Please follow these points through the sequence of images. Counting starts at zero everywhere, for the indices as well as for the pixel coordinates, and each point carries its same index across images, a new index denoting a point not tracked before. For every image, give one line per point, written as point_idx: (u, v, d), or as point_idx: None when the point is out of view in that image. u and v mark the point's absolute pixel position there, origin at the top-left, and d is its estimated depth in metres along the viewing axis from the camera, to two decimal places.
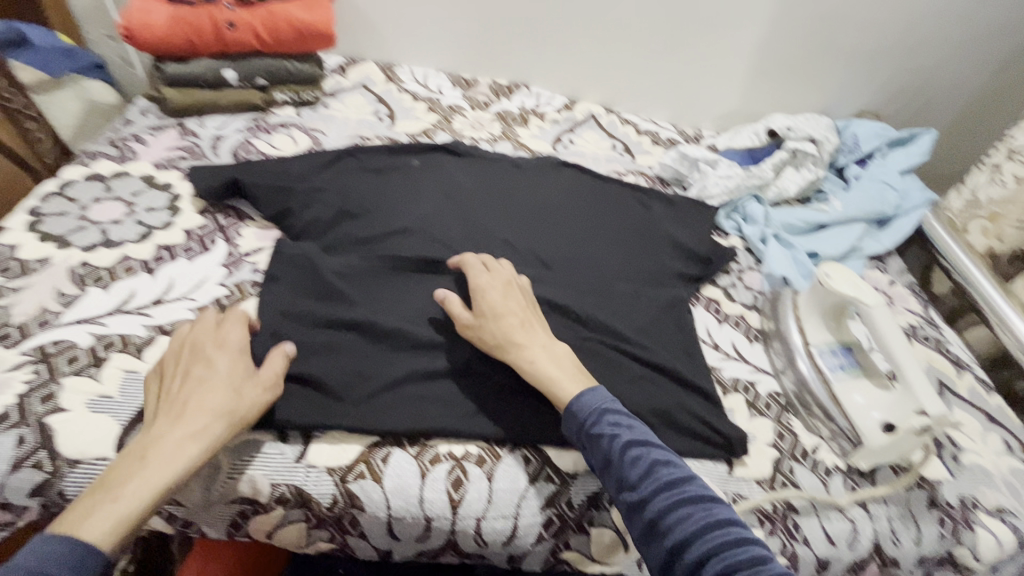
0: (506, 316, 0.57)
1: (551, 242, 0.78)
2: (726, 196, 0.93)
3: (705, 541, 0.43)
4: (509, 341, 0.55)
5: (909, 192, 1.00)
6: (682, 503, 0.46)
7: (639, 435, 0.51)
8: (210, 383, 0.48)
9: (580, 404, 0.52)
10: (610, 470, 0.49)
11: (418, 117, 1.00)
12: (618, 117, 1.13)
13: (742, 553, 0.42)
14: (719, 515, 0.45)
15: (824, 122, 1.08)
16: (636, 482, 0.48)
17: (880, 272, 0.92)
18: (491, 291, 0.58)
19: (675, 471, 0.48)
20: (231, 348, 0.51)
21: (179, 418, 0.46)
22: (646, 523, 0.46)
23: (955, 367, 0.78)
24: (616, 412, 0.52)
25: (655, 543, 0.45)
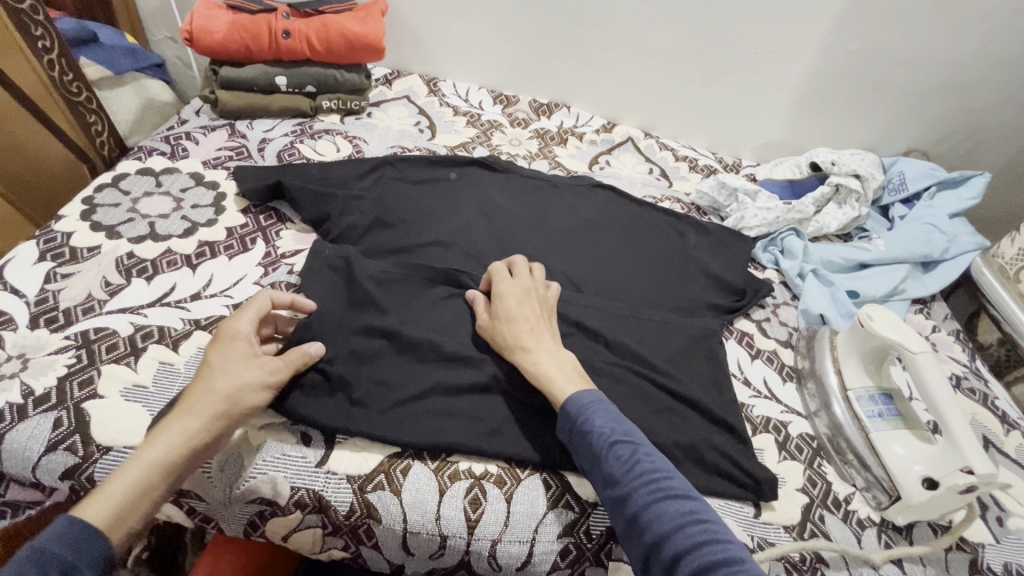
0: (518, 320, 0.57)
1: (583, 264, 0.77)
2: (764, 228, 0.91)
3: (682, 539, 0.43)
4: (516, 345, 0.56)
5: (958, 235, 0.96)
6: (662, 500, 0.45)
7: (626, 432, 0.50)
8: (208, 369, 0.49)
9: (570, 403, 0.52)
10: (596, 466, 0.49)
11: (458, 130, 1.02)
12: (656, 142, 1.13)
13: (718, 552, 0.41)
14: (699, 514, 0.45)
15: (869, 159, 1.06)
16: (619, 478, 0.47)
17: (923, 317, 0.89)
18: (508, 294, 0.59)
19: (659, 469, 0.48)
20: (236, 334, 0.51)
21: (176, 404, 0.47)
22: (627, 519, 0.46)
23: (1001, 424, 0.74)
24: (604, 408, 0.52)
25: (636, 540, 0.45)
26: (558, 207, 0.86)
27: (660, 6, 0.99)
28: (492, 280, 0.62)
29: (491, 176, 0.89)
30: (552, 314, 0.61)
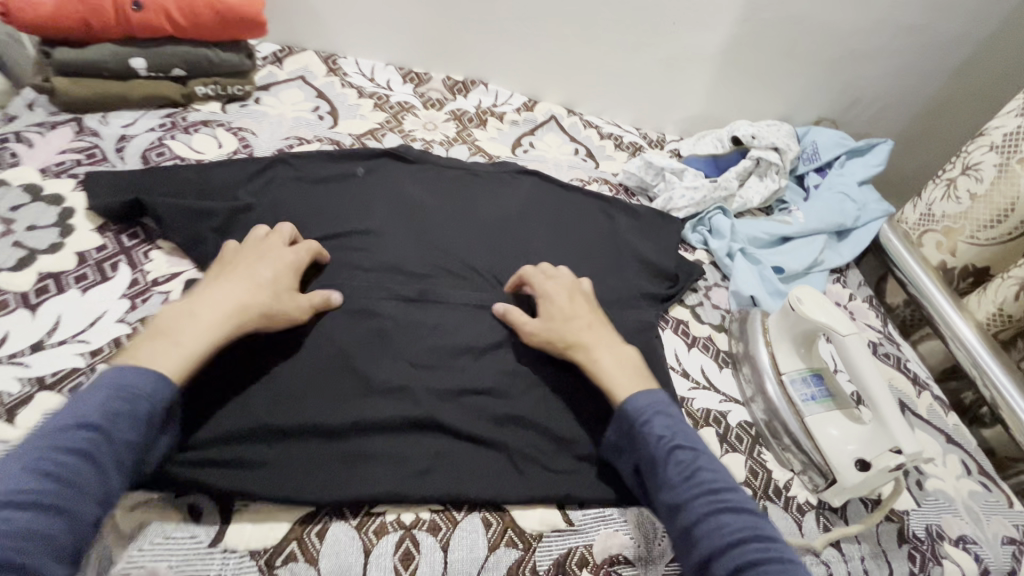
0: (575, 317, 0.60)
1: (509, 261, 0.72)
2: (692, 208, 0.89)
3: (742, 553, 0.42)
4: (579, 341, 0.58)
5: (868, 203, 0.99)
6: (724, 511, 0.45)
7: (686, 438, 0.50)
8: (260, 280, 0.54)
9: (630, 404, 0.52)
10: (652, 468, 0.49)
11: (363, 116, 0.91)
12: (580, 119, 1.08)
13: (782, 575, 0.41)
14: (761, 530, 0.44)
15: (786, 130, 1.07)
16: (676, 483, 0.47)
17: (841, 286, 0.92)
18: (555, 295, 0.61)
19: (720, 481, 0.47)
20: (285, 259, 0.57)
21: (225, 290, 0.52)
22: (681, 526, 0.45)
23: (915, 387, 0.78)
24: (665, 413, 0.52)
25: (689, 552, 0.44)
26: (479, 201, 0.79)
27: None
28: (533, 283, 0.64)
29: (404, 169, 0.81)
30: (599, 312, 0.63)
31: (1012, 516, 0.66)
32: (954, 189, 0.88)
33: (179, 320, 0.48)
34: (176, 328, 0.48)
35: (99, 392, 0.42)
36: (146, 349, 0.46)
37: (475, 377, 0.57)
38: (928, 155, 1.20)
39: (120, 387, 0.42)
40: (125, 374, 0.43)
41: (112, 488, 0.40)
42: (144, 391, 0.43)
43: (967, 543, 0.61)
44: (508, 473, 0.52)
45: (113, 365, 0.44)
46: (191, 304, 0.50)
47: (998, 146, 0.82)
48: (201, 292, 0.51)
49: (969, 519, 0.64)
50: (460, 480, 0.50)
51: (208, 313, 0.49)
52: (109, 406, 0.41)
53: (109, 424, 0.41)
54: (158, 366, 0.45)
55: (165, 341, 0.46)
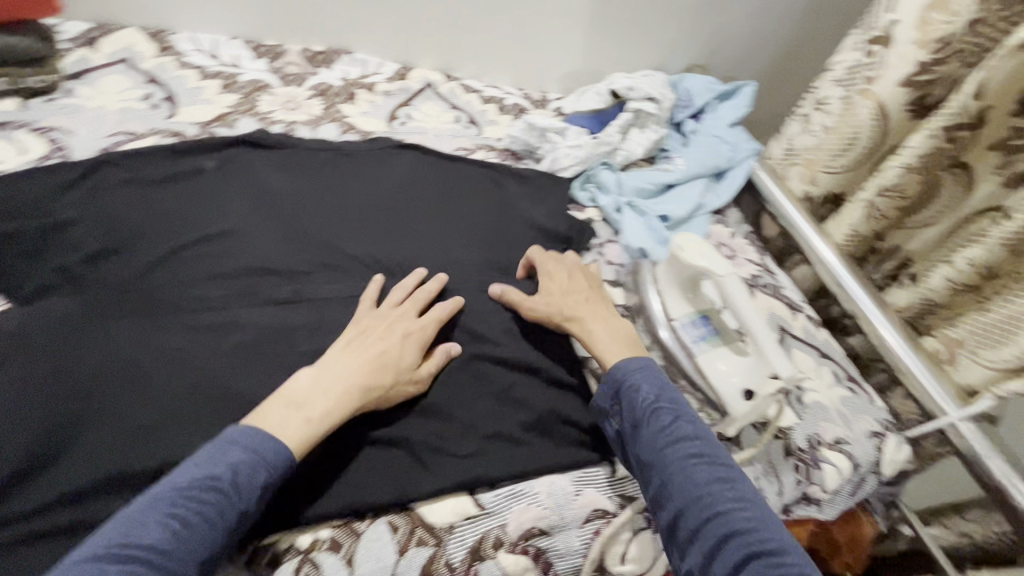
0: (570, 294, 0.64)
1: (390, 244, 0.69)
2: (578, 167, 0.89)
3: (713, 506, 0.45)
4: (572, 315, 0.62)
5: (739, 143, 1.05)
6: (695, 465, 0.48)
7: (669, 399, 0.53)
8: (391, 352, 0.54)
9: (616, 368, 0.55)
10: (632, 430, 0.52)
11: (208, 100, 0.81)
12: (459, 84, 1.03)
13: (749, 522, 0.43)
14: (734, 482, 0.47)
15: (660, 78, 1.10)
16: (655, 442, 0.50)
17: (722, 226, 0.97)
18: (556, 275, 0.66)
19: (699, 438, 0.50)
20: (412, 326, 0.58)
21: (356, 359, 0.53)
22: (656, 483, 0.49)
23: (790, 310, 0.85)
24: (652, 376, 0.54)
25: (664, 506, 0.47)
26: (352, 185, 0.74)
27: None
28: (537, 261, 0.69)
29: (264, 157, 0.73)
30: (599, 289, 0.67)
31: (875, 412, 0.75)
32: (809, 125, 0.94)
33: (312, 393, 0.49)
34: (307, 399, 0.49)
35: (235, 455, 0.43)
36: (278, 418, 0.47)
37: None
38: (793, 89, 1.27)
39: (257, 458, 0.44)
40: (260, 438, 0.45)
41: (220, 552, 0.41)
42: (272, 466, 0.44)
43: (841, 444, 0.69)
44: (408, 468, 0.52)
45: (244, 426, 0.46)
46: (322, 376, 0.51)
47: (842, 81, 0.87)
48: (337, 360, 0.53)
49: (841, 422, 0.71)
50: (352, 489, 0.49)
51: (334, 386, 0.50)
52: (244, 473, 0.43)
53: (240, 483, 0.43)
54: (284, 438, 0.46)
55: (296, 415, 0.48)
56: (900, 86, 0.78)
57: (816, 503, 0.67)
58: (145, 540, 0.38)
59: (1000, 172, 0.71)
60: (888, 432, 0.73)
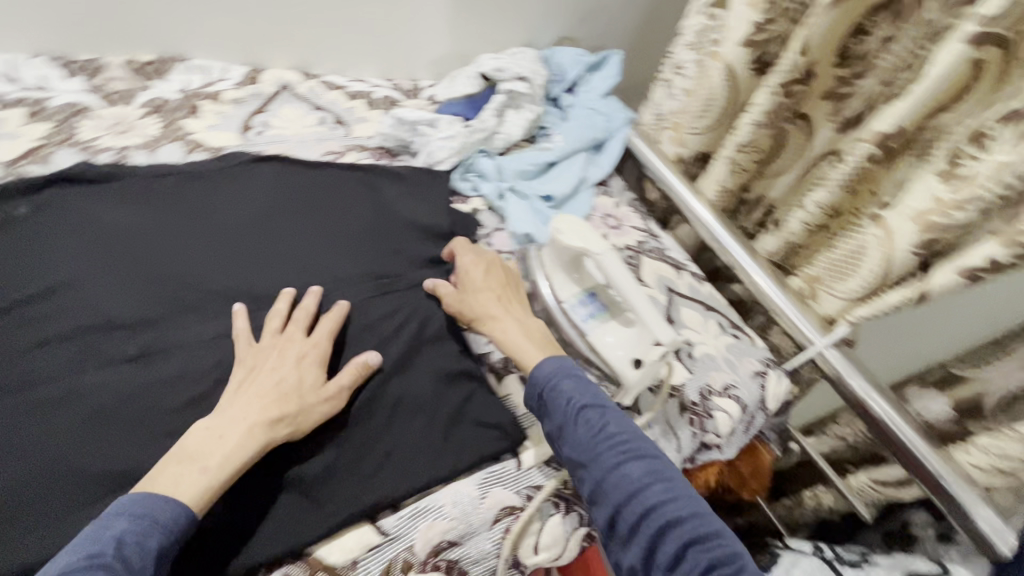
0: (483, 292, 0.64)
1: (255, 270, 0.64)
2: (454, 157, 0.86)
3: (646, 499, 0.48)
4: (485, 315, 0.62)
5: (613, 113, 1.07)
6: (625, 461, 0.51)
7: (592, 399, 0.55)
8: (284, 379, 0.53)
9: (538, 373, 0.57)
10: (562, 430, 0.54)
11: (12, 133, 0.72)
12: (319, 82, 0.97)
13: (678, 511, 0.48)
14: (661, 473, 0.50)
15: (530, 55, 1.09)
16: (585, 442, 0.52)
17: (606, 197, 0.99)
18: (471, 272, 0.66)
19: (625, 433, 0.53)
20: (305, 347, 0.57)
21: (246, 397, 0.51)
22: (591, 482, 0.51)
23: (674, 270, 0.89)
24: (573, 378, 0.57)
25: (599, 504, 0.50)
26: (204, 213, 0.68)
27: None
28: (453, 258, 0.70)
29: (92, 193, 0.65)
30: (513, 278, 0.68)
31: (758, 354, 0.81)
32: (672, 88, 0.97)
33: (206, 442, 0.48)
34: (203, 449, 0.47)
35: (119, 524, 0.42)
36: (173, 475, 0.46)
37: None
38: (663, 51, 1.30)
39: (139, 520, 0.42)
40: (148, 503, 0.43)
41: None
42: (160, 526, 0.42)
43: (731, 390, 0.75)
44: (302, 513, 0.50)
45: (133, 494, 0.44)
46: (213, 425, 0.49)
47: (693, 45, 0.91)
48: (230, 405, 0.51)
49: (728, 368, 0.77)
50: (260, 531, 0.48)
51: (231, 432, 0.49)
52: (127, 539, 0.41)
53: (127, 555, 0.40)
54: (181, 493, 0.45)
55: (193, 468, 0.46)
56: (743, 46, 0.83)
57: (715, 447, 0.72)
58: None
59: (834, 117, 0.78)
60: (771, 368, 0.80)
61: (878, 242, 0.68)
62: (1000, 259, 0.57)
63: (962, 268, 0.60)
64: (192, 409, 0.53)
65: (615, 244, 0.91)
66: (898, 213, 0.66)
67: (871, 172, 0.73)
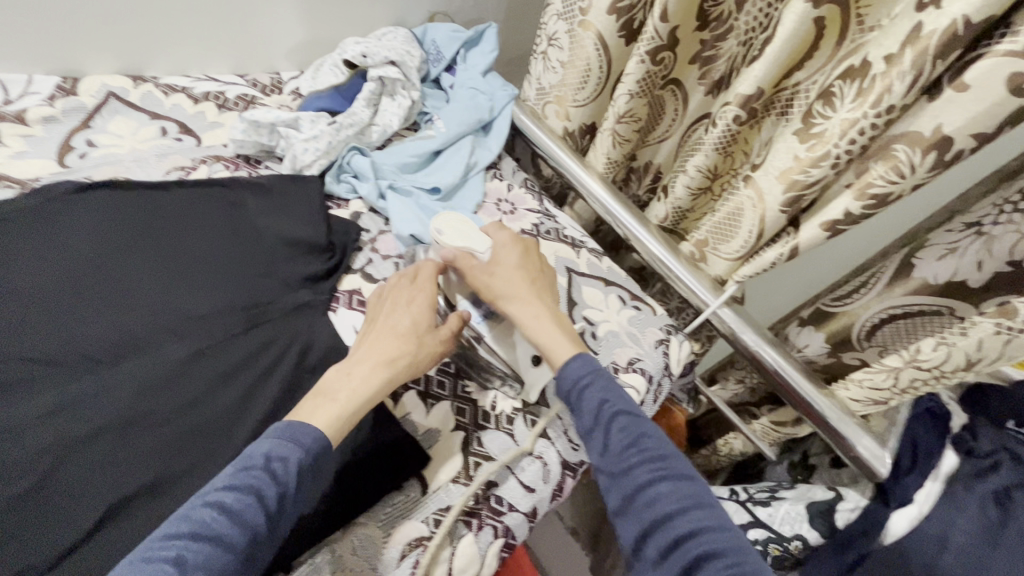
0: (517, 279, 0.63)
1: (88, 325, 0.57)
2: (323, 159, 0.79)
3: (684, 523, 0.47)
4: (516, 300, 0.62)
5: (495, 91, 1.03)
6: (662, 480, 0.50)
7: (626, 407, 0.55)
8: (399, 325, 0.59)
9: (570, 373, 0.57)
10: (592, 435, 0.54)
11: None
12: (154, 85, 0.84)
13: (718, 541, 0.46)
14: (700, 498, 0.49)
15: (402, 36, 1.02)
16: (617, 451, 0.52)
17: (498, 180, 0.96)
18: (503, 253, 0.65)
19: (661, 449, 0.52)
20: (424, 292, 0.62)
21: (373, 337, 0.58)
22: (620, 494, 0.51)
23: (573, 249, 0.89)
24: (606, 382, 0.57)
25: (630, 516, 0.50)
26: (12, 270, 0.58)
27: None
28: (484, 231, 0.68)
29: None
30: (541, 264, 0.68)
31: (659, 321, 0.83)
32: (549, 61, 0.94)
33: (336, 381, 0.54)
34: (335, 389, 0.53)
35: (267, 443, 0.48)
36: (309, 407, 0.52)
37: (126, 478, 0.50)
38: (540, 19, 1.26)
39: (285, 442, 0.48)
40: (293, 426, 0.49)
41: (257, 539, 0.44)
42: (299, 449, 0.48)
43: (636, 364, 0.76)
44: None
45: (284, 421, 0.50)
46: (349, 362, 0.56)
47: (563, 15, 0.88)
48: (360, 348, 0.57)
49: (632, 343, 0.78)
50: None
51: (360, 372, 0.55)
52: (270, 462, 0.46)
53: (274, 469, 0.46)
54: (314, 422, 0.50)
55: (325, 400, 0.52)
56: (608, 14, 0.80)
57: None
58: (178, 540, 0.41)
59: (703, 81, 0.80)
60: (672, 335, 0.82)
61: (752, 203, 0.70)
62: (854, 212, 0.60)
63: (824, 221, 0.63)
64: (24, 508, 0.48)
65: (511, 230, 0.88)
66: (765, 172, 0.67)
67: (741, 132, 0.74)
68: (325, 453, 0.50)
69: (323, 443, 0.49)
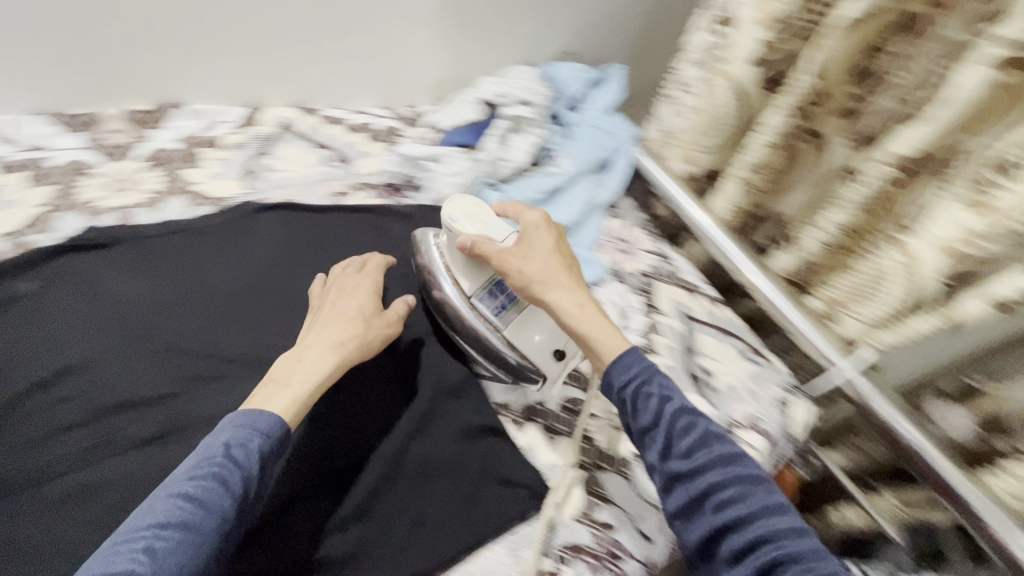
0: (546, 258, 0.62)
1: (269, 327, 0.65)
2: (462, 192, 0.86)
3: (759, 524, 0.47)
4: (544, 281, 0.60)
5: (617, 131, 1.06)
6: (733, 481, 0.50)
7: (686, 406, 0.55)
8: (343, 316, 0.63)
9: (627, 368, 0.56)
10: (654, 433, 0.53)
11: (14, 201, 0.69)
12: (319, 117, 0.95)
13: (794, 544, 0.46)
14: (773, 499, 0.49)
15: (529, 74, 1.06)
16: (683, 451, 0.52)
17: (618, 220, 0.98)
18: (531, 232, 0.64)
19: (726, 449, 0.52)
20: (364, 292, 0.67)
21: (319, 325, 0.62)
22: (687, 496, 0.51)
23: (689, 294, 0.89)
24: (663, 379, 0.56)
25: (699, 517, 0.50)
26: (214, 275, 0.68)
27: None
28: (515, 212, 0.67)
29: (98, 260, 0.65)
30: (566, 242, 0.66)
31: (778, 378, 0.81)
32: (678, 105, 0.95)
33: (289, 366, 0.57)
34: (287, 375, 0.57)
35: (225, 433, 0.51)
36: (265, 394, 0.55)
37: (296, 474, 0.58)
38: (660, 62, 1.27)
39: (237, 429, 0.51)
40: (249, 415, 0.52)
41: (226, 527, 0.47)
42: (255, 435, 0.51)
43: (755, 420, 0.74)
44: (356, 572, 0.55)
45: (242, 411, 0.53)
46: (297, 351, 0.59)
47: (700, 62, 0.89)
48: (310, 335, 0.61)
49: (751, 398, 0.77)
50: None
51: (308, 360, 0.58)
52: (228, 449, 0.49)
53: (234, 455, 0.49)
54: (274, 408, 0.54)
55: (277, 387, 0.55)
56: (752, 65, 0.81)
57: None
58: (146, 533, 0.45)
59: (850, 133, 0.74)
60: (793, 393, 0.79)
61: (903, 271, 0.70)
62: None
63: (994, 298, 0.61)
64: None
65: (629, 270, 0.89)
66: (920, 238, 0.67)
67: (889, 192, 0.70)
68: (285, 438, 0.53)
69: (281, 427, 0.53)
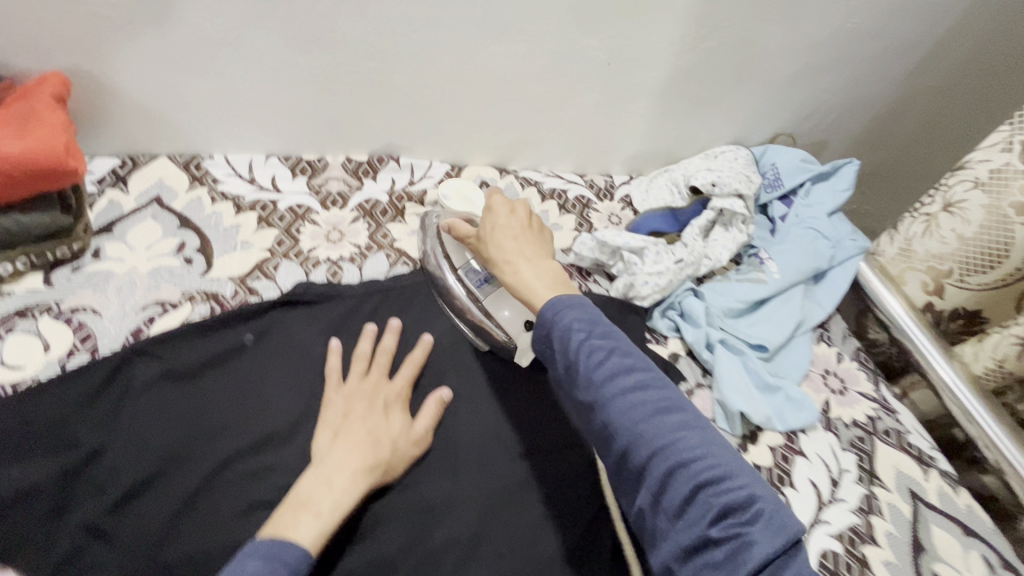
0: (501, 232, 0.57)
1: (451, 428, 0.62)
2: (659, 294, 0.79)
3: (667, 449, 0.42)
4: (501, 255, 0.55)
5: (841, 239, 0.89)
6: (644, 409, 0.43)
7: (607, 336, 0.47)
8: (367, 426, 0.58)
9: (548, 314, 0.49)
10: (567, 372, 0.47)
11: (246, 244, 0.74)
12: (516, 178, 0.93)
13: (703, 469, 0.41)
14: (689, 423, 0.43)
15: (743, 156, 0.96)
16: (593, 387, 0.45)
17: (826, 346, 0.83)
18: (496, 210, 0.59)
19: (643, 376, 0.45)
20: (394, 403, 0.61)
21: (337, 437, 0.57)
22: (599, 423, 0.45)
23: (920, 466, 0.71)
24: (584, 313, 0.48)
25: (610, 446, 0.44)
26: (403, 354, 0.67)
27: (478, 23, 0.71)
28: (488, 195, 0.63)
29: (302, 318, 0.66)
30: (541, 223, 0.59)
31: None
32: (934, 227, 0.78)
33: (318, 491, 0.52)
34: (312, 498, 0.51)
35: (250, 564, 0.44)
36: (289, 520, 0.49)
37: None
38: (900, 150, 1.06)
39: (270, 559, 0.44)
40: (277, 544, 0.45)
41: None
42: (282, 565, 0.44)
43: None
44: None
45: (265, 538, 0.46)
46: (328, 468, 0.54)
47: (985, 184, 0.72)
48: (329, 453, 0.55)
49: None
50: None
51: (337, 483, 0.53)
52: None
53: None
54: (302, 539, 0.47)
55: (305, 514, 0.50)
56: None
57: None
58: None
59: None
60: None
61: None
62: None
63: None
64: None
65: (838, 416, 0.75)
66: None
67: None
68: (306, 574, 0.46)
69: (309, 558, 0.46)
